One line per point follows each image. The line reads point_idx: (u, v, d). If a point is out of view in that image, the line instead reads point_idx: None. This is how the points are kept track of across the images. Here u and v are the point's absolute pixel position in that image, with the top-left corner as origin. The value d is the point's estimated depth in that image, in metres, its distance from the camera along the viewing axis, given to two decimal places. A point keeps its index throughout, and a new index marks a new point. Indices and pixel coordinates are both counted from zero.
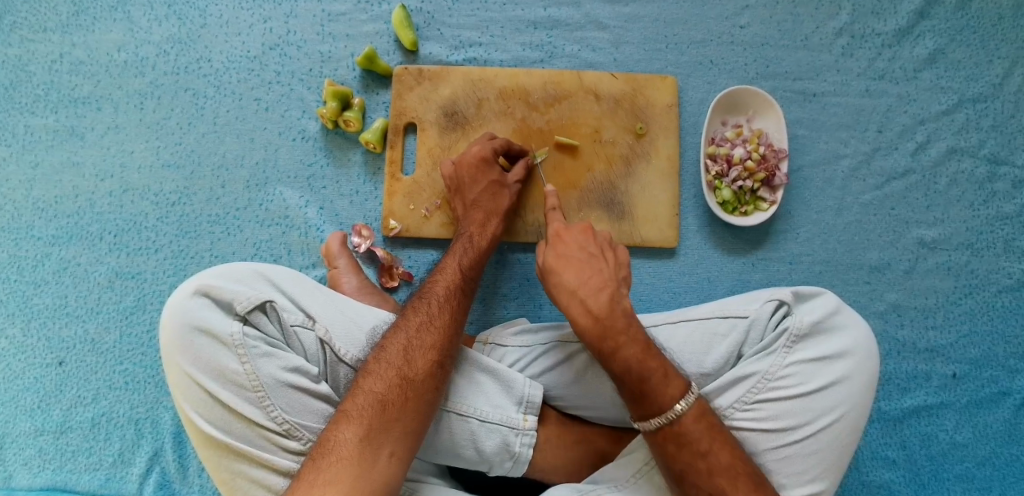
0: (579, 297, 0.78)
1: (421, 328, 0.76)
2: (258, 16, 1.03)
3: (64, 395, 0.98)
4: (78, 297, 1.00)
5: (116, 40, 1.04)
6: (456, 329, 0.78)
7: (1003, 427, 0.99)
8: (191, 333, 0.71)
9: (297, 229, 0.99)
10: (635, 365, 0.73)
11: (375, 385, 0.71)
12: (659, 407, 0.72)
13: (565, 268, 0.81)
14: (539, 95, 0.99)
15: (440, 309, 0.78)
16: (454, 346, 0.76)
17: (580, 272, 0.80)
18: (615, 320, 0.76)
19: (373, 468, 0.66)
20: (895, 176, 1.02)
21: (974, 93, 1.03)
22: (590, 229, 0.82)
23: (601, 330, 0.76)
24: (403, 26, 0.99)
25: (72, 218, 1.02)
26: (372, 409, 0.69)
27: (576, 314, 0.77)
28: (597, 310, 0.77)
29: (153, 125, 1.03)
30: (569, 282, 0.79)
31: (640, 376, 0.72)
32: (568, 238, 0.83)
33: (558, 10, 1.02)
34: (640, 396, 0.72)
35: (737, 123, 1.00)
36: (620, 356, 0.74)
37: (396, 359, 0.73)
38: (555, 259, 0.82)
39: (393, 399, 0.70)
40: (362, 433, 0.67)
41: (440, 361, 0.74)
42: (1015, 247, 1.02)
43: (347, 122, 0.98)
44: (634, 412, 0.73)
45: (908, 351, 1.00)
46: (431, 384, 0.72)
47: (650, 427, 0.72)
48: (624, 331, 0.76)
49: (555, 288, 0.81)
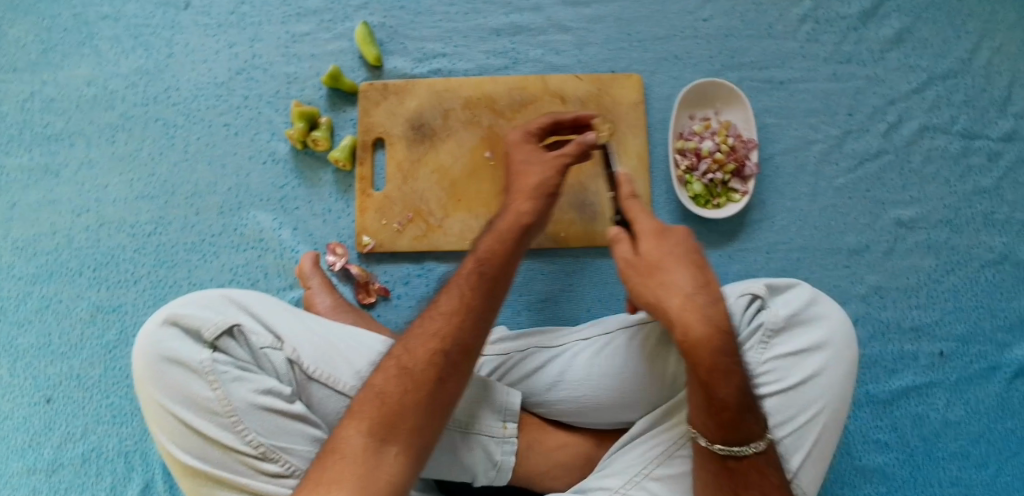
0: (700, 308, 0.68)
1: (429, 316, 0.71)
2: (223, 42, 1.04)
3: (54, 432, 0.99)
4: (62, 334, 1.01)
5: (85, 76, 1.05)
6: (473, 314, 0.70)
7: (995, 402, 0.98)
8: (162, 363, 0.73)
9: (272, 252, 0.99)
10: (742, 390, 0.67)
11: (378, 379, 0.67)
12: (746, 435, 0.67)
13: (675, 271, 0.71)
14: (505, 102, 0.99)
15: (450, 297, 0.71)
16: (466, 336, 0.69)
17: (697, 280, 0.70)
18: (730, 342, 0.68)
19: (376, 467, 0.62)
20: (868, 158, 1.01)
21: (944, 70, 1.02)
22: (689, 235, 0.74)
23: (721, 349, 0.67)
24: (366, 43, 1.00)
25: (50, 256, 1.02)
26: (372, 403, 0.65)
27: (690, 321, 0.67)
28: (715, 322, 0.68)
29: (126, 157, 1.04)
30: (685, 288, 0.69)
31: (743, 405, 0.67)
32: (669, 237, 0.73)
33: (520, 16, 1.03)
34: (734, 426, 0.67)
35: (705, 116, 1.00)
36: (734, 385, 0.66)
37: (399, 351, 0.69)
38: (658, 259, 0.72)
39: (392, 392, 0.65)
40: (365, 429, 0.63)
41: (444, 350, 0.67)
42: (994, 220, 1.01)
43: (315, 141, 0.99)
44: (716, 434, 0.68)
45: (893, 332, 0.99)
46: (432, 376, 0.66)
47: (733, 453, 0.68)
48: (730, 359, 0.67)
49: (664, 286, 0.70)
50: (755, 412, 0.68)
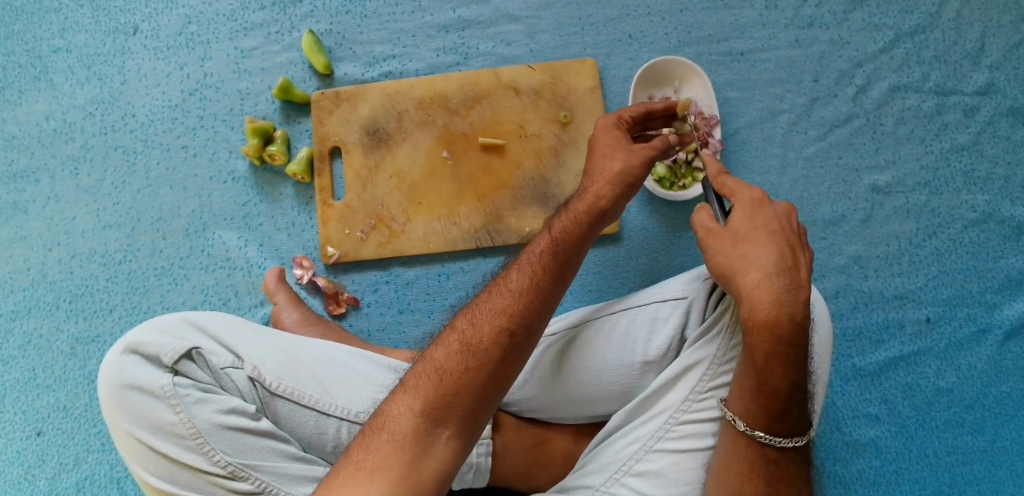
0: (781, 286, 0.66)
1: (496, 290, 0.67)
2: (174, 64, 1.04)
3: (47, 464, 1.00)
4: (45, 367, 1.02)
5: (42, 110, 1.06)
6: (541, 296, 0.66)
7: (988, 365, 0.95)
8: (125, 391, 0.73)
9: (241, 270, 0.99)
10: (798, 380, 0.65)
11: (439, 354, 0.62)
12: (786, 428, 0.65)
13: (760, 249, 0.69)
14: (458, 99, 0.97)
15: (522, 274, 0.67)
16: (533, 316, 0.65)
17: (785, 259, 0.68)
18: (803, 333, 0.65)
19: (426, 452, 0.57)
20: (837, 124, 0.98)
21: (911, 26, 0.98)
22: (788, 221, 0.70)
23: (786, 333, 0.65)
24: (313, 52, 0.98)
25: (27, 291, 1.04)
26: (429, 379, 0.60)
27: (761, 299, 0.66)
28: (792, 306, 0.66)
29: (90, 188, 1.04)
30: (767, 268, 0.67)
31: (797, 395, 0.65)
32: (763, 216, 0.71)
33: (468, 9, 1.01)
34: (779, 416, 0.65)
35: (665, 96, 0.97)
36: (789, 375, 0.64)
37: (463, 324, 0.64)
38: (742, 237, 0.70)
39: (451, 368, 0.60)
40: (418, 408, 0.58)
41: (511, 330, 0.63)
42: (975, 178, 0.97)
43: (271, 156, 0.98)
44: (758, 423, 0.66)
45: (876, 302, 0.97)
46: (496, 358, 0.61)
47: (768, 441, 0.66)
48: (791, 348, 0.65)
49: (743, 261, 0.69)
50: (800, 407, 0.65)
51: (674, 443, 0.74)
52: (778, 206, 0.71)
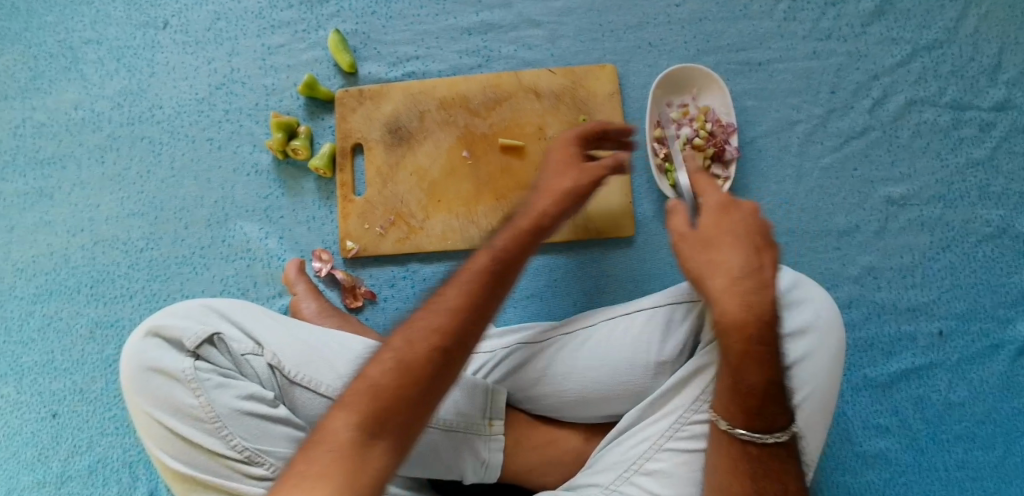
0: (747, 287, 0.67)
1: (434, 308, 0.66)
2: (202, 58, 1.06)
3: (61, 445, 1.02)
4: (63, 351, 1.04)
5: (72, 100, 1.08)
6: (480, 311, 0.66)
7: (1000, 380, 0.95)
8: (148, 373, 0.75)
9: (260, 261, 1.01)
10: (776, 378, 0.66)
11: (374, 370, 0.61)
12: (769, 424, 0.66)
13: (730, 251, 0.70)
14: (478, 101, 0.99)
15: (461, 287, 0.67)
16: (473, 331, 0.65)
17: (751, 261, 0.69)
18: (771, 330, 0.66)
19: (363, 467, 0.56)
20: (853, 136, 0.99)
21: (929, 40, 1.00)
22: (755, 222, 0.72)
23: (758, 331, 0.66)
24: (339, 50, 1.01)
25: (49, 275, 1.05)
26: (366, 394, 0.59)
27: (730, 303, 0.67)
28: (759, 307, 0.67)
29: (116, 176, 1.06)
30: (736, 269, 0.69)
31: (772, 392, 0.66)
32: (733, 219, 0.73)
33: (490, 13, 1.02)
34: (760, 413, 0.65)
35: (682, 103, 0.99)
36: (763, 372, 0.65)
37: (400, 341, 0.63)
38: (709, 241, 0.72)
39: (389, 383, 0.60)
40: (356, 422, 0.57)
41: (444, 346, 0.62)
42: (990, 193, 0.98)
43: (295, 150, 1.00)
44: (739, 420, 0.66)
45: (889, 313, 0.97)
46: (431, 371, 0.61)
47: (750, 438, 0.66)
48: (761, 347, 0.65)
49: (712, 266, 0.70)
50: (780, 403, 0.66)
51: (683, 442, 0.75)
52: (743, 209, 0.73)
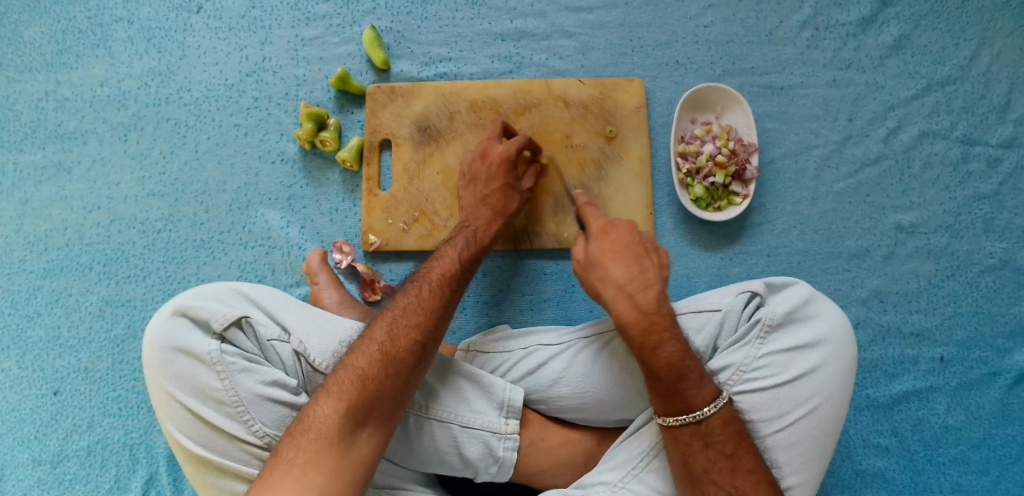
0: (628, 294, 0.78)
1: (407, 308, 0.75)
2: (234, 45, 1.07)
3: (60, 424, 1.00)
4: (70, 327, 1.02)
5: (98, 76, 1.07)
6: (443, 313, 0.76)
7: (996, 408, 0.98)
8: (171, 353, 0.72)
9: (280, 249, 1.01)
10: (676, 364, 0.74)
11: (358, 361, 0.70)
12: (689, 405, 0.73)
13: (613, 265, 0.80)
14: (509, 105, 1.01)
15: (431, 294, 0.77)
16: (440, 330, 0.75)
17: (632, 269, 0.80)
18: (660, 322, 0.76)
19: (351, 448, 0.65)
20: (868, 163, 1.02)
21: (943, 76, 1.04)
22: (636, 227, 0.82)
23: (648, 326, 0.76)
24: (373, 46, 1.02)
25: (61, 251, 1.04)
26: (351, 384, 0.68)
27: (621, 309, 0.77)
28: (644, 306, 0.77)
29: (137, 156, 1.06)
30: (620, 279, 0.79)
31: (679, 373, 0.74)
32: (615, 231, 0.83)
33: (524, 21, 1.05)
34: (674, 393, 0.73)
35: (706, 120, 1.02)
36: (664, 357, 0.74)
37: (381, 336, 0.72)
38: (602, 254, 0.82)
39: (373, 374, 0.69)
40: (343, 409, 0.66)
41: (424, 342, 0.73)
42: (994, 226, 1.01)
43: (323, 142, 1.01)
44: (660, 406, 0.75)
45: (893, 337, 1.00)
46: (412, 363, 0.71)
47: (673, 424, 0.74)
48: (656, 338, 0.75)
49: (600, 282, 0.80)
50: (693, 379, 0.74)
51: None
52: (621, 222, 0.84)
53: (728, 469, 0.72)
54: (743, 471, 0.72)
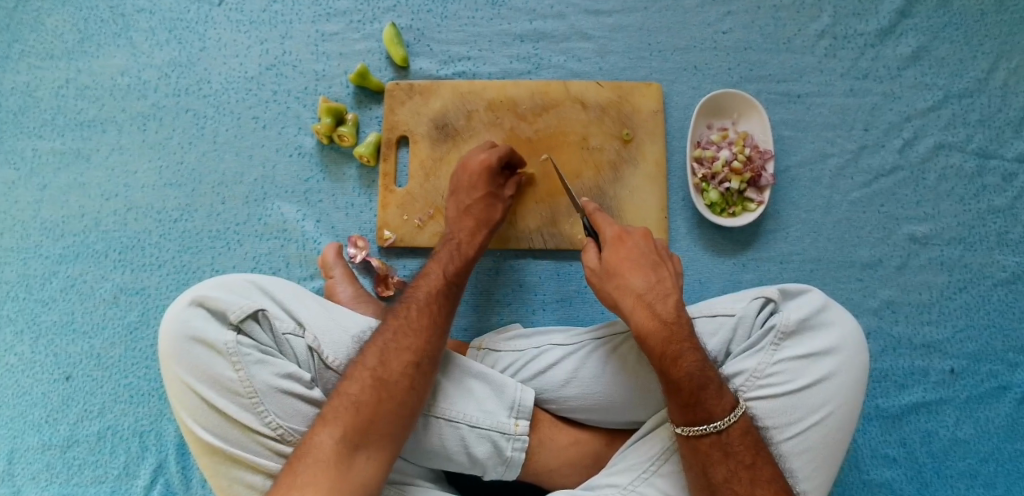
0: (648, 303, 0.78)
1: (397, 331, 0.76)
2: (255, 38, 1.07)
3: (71, 409, 1.00)
4: (84, 313, 1.03)
5: (119, 65, 1.08)
6: (435, 334, 0.77)
7: (1006, 421, 0.98)
8: (187, 342, 0.73)
9: (295, 242, 1.02)
10: (697, 374, 0.74)
11: (351, 387, 0.71)
12: (709, 414, 0.73)
13: (632, 273, 0.80)
14: (526, 106, 1.01)
15: (419, 314, 0.78)
16: (433, 350, 0.76)
17: (650, 278, 0.80)
18: (680, 332, 0.76)
19: (351, 470, 0.66)
20: (883, 173, 1.03)
21: (960, 89, 1.04)
22: (653, 236, 0.82)
23: (669, 336, 0.75)
24: (393, 44, 1.03)
25: (77, 237, 1.05)
26: (346, 410, 0.69)
27: (641, 317, 0.77)
28: (665, 315, 0.77)
29: (156, 145, 1.06)
30: (640, 287, 0.79)
31: (700, 384, 0.73)
32: (630, 239, 0.83)
33: (543, 23, 1.05)
34: (697, 403, 0.73)
35: (722, 126, 1.02)
36: (686, 367, 0.74)
37: (372, 360, 0.73)
38: (619, 262, 0.81)
39: (367, 400, 0.70)
40: (339, 434, 0.68)
41: (417, 362, 0.74)
42: (1008, 240, 1.01)
43: (341, 137, 1.01)
44: (682, 417, 0.74)
45: (904, 347, 1.00)
46: (405, 385, 0.72)
47: (695, 433, 0.73)
48: (677, 348, 0.75)
49: (619, 289, 0.80)
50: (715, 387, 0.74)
51: None
52: (637, 230, 0.84)
53: (748, 479, 0.72)
54: (762, 480, 0.72)
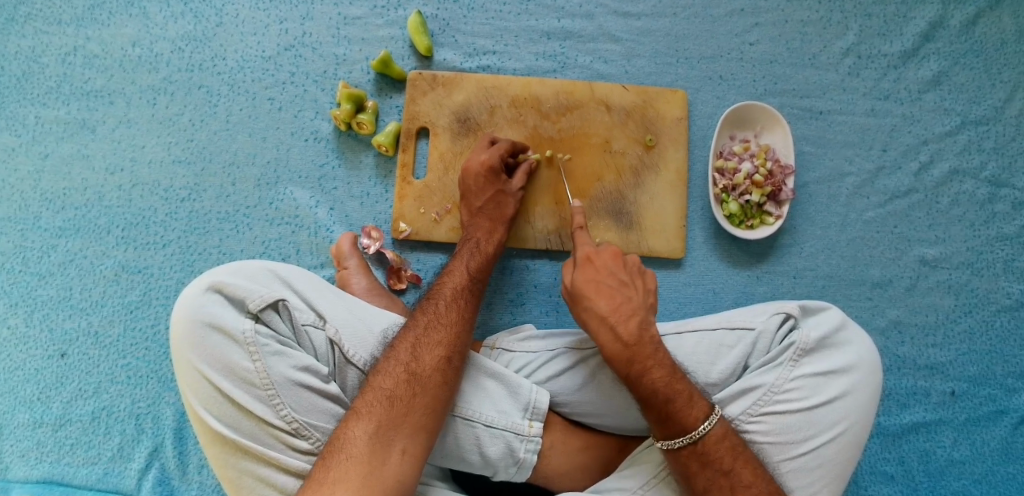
0: (609, 324, 0.79)
1: (429, 326, 0.76)
2: (274, 17, 1.04)
3: (64, 387, 0.97)
4: (82, 290, 0.99)
5: (130, 36, 1.04)
6: (466, 330, 0.78)
7: (1001, 445, 1.00)
8: (203, 329, 0.70)
9: (307, 229, 1.00)
10: (661, 389, 0.75)
11: (384, 381, 0.71)
12: (683, 427, 0.74)
13: (598, 294, 0.81)
14: (551, 104, 1.00)
15: (447, 308, 0.79)
16: (464, 345, 0.77)
17: (613, 299, 0.81)
18: (643, 351, 0.77)
19: (385, 465, 0.66)
20: (898, 195, 1.04)
21: (977, 115, 1.05)
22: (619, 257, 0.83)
23: (631, 357, 0.77)
24: (418, 32, 1.00)
25: (78, 211, 1.01)
26: (381, 405, 0.69)
27: (605, 340, 0.79)
28: (629, 339, 0.78)
29: (165, 121, 1.03)
30: (602, 308, 0.80)
31: (665, 398, 0.75)
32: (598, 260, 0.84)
33: (572, 21, 1.04)
34: (666, 417, 0.75)
35: (745, 138, 1.02)
36: (655, 385, 0.75)
37: (405, 356, 0.73)
38: (587, 283, 0.82)
39: (401, 394, 0.70)
40: (373, 429, 0.67)
41: (448, 356, 0.74)
42: (1014, 267, 1.03)
43: (359, 124, 0.99)
44: (657, 431, 0.76)
45: (908, 368, 1.01)
46: (439, 380, 0.72)
47: (671, 447, 0.75)
48: (639, 368, 0.76)
49: (584, 312, 0.81)
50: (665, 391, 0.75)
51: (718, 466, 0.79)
52: (605, 248, 0.85)
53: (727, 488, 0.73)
54: (739, 487, 0.73)
